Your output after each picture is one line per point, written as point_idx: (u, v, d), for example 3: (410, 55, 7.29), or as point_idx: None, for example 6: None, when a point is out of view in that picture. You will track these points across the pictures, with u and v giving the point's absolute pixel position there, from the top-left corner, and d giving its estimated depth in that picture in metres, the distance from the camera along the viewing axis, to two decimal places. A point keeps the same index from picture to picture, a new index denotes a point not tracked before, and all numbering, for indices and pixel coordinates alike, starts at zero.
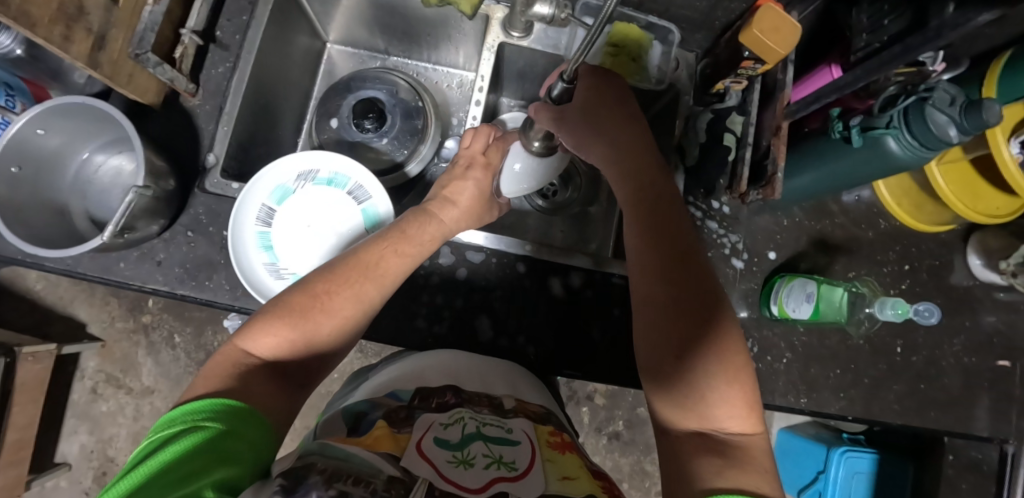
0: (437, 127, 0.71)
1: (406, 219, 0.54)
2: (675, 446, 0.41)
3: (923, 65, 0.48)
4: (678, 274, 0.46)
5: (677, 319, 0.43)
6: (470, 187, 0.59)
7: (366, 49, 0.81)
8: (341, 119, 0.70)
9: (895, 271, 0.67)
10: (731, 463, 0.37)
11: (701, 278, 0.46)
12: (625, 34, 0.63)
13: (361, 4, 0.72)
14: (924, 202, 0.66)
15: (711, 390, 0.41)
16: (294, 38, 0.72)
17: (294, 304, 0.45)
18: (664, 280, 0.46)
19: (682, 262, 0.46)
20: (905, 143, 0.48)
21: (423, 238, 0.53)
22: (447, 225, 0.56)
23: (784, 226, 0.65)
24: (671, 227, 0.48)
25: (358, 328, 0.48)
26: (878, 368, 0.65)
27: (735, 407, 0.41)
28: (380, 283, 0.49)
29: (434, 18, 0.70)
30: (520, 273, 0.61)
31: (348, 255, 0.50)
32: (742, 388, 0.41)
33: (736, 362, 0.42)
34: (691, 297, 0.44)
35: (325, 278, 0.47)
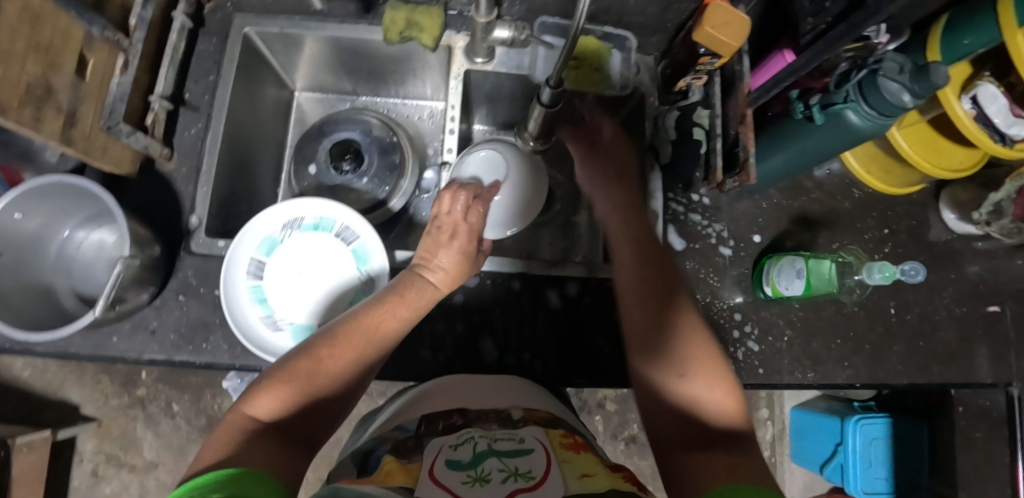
0: (414, 161, 0.73)
1: (399, 280, 0.54)
2: (670, 449, 0.42)
3: (868, 39, 0.53)
4: (656, 282, 0.50)
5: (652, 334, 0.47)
6: (452, 253, 0.55)
7: (334, 92, 0.82)
8: (319, 164, 0.70)
9: (875, 236, 0.70)
10: (723, 453, 0.38)
11: (670, 292, 0.49)
12: (585, 47, 0.65)
13: (324, 52, 0.72)
14: (892, 167, 0.68)
15: (692, 384, 0.44)
16: (261, 90, 0.73)
17: (299, 370, 0.45)
18: (643, 287, 0.49)
19: (653, 279, 0.50)
20: (864, 114, 0.50)
21: (422, 299, 0.53)
22: (440, 289, 0.55)
23: (764, 208, 0.67)
24: (646, 241, 0.53)
25: (354, 386, 0.48)
26: (877, 332, 0.67)
27: (718, 396, 0.43)
28: (376, 342, 0.49)
29: (396, 55, 0.71)
30: (515, 290, 0.61)
31: (345, 319, 0.50)
32: (722, 380, 0.44)
33: (708, 359, 0.45)
34: (669, 300, 0.48)
35: (322, 343, 0.47)
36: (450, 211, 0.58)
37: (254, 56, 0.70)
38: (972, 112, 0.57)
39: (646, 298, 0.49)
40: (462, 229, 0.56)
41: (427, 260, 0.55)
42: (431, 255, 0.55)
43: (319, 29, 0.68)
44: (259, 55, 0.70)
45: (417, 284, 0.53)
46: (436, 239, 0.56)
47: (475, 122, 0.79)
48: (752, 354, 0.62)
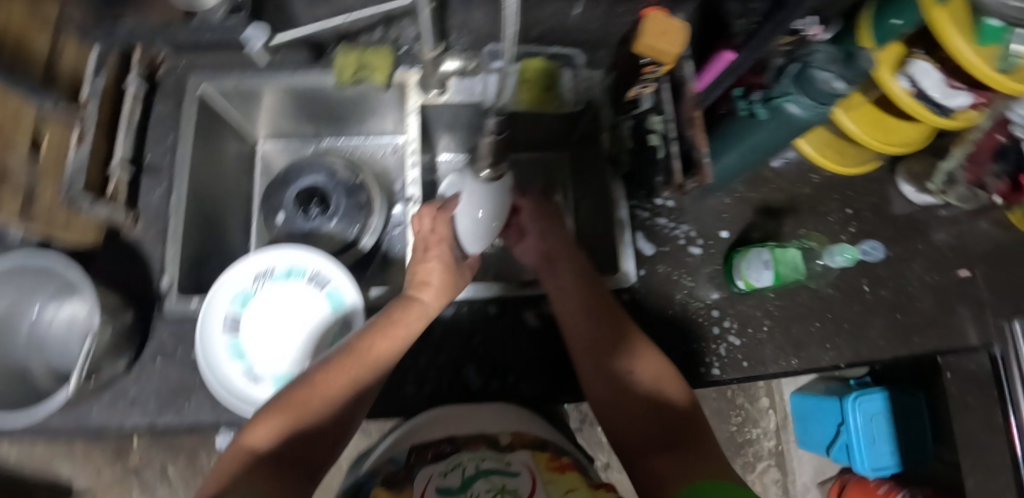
0: (382, 198, 0.73)
1: (393, 307, 0.54)
2: (640, 452, 0.48)
3: (801, 32, 0.51)
4: (592, 299, 0.55)
5: (607, 352, 0.53)
6: (439, 266, 0.57)
7: (296, 138, 0.82)
8: (287, 211, 0.71)
9: (838, 217, 0.72)
10: (684, 455, 0.45)
11: (613, 314, 0.55)
12: (534, 69, 0.66)
13: (280, 102, 0.73)
14: (845, 149, 0.70)
15: (645, 384, 0.52)
16: (224, 145, 0.73)
17: (296, 398, 0.47)
18: (583, 307, 0.55)
19: (600, 302, 0.56)
20: (803, 105, 0.52)
21: (411, 320, 0.53)
22: (430, 306, 0.55)
23: (728, 203, 0.68)
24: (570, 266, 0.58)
25: (349, 412, 0.48)
26: (854, 310, 0.68)
27: (665, 389, 0.51)
28: (372, 365, 0.49)
29: (353, 99, 0.73)
30: (492, 315, 0.61)
31: (344, 346, 0.51)
32: (667, 372, 0.52)
33: (659, 370, 0.52)
34: (607, 314, 0.55)
35: (320, 370, 0.49)
36: (434, 231, 0.58)
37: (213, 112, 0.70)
38: (909, 88, 0.59)
39: (587, 316, 0.54)
40: (435, 239, 0.58)
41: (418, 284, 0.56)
42: (424, 275, 0.56)
43: (275, 78, 0.68)
44: (217, 111, 0.71)
45: (414, 307, 0.54)
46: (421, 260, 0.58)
47: (439, 154, 0.80)
48: (734, 349, 0.62)
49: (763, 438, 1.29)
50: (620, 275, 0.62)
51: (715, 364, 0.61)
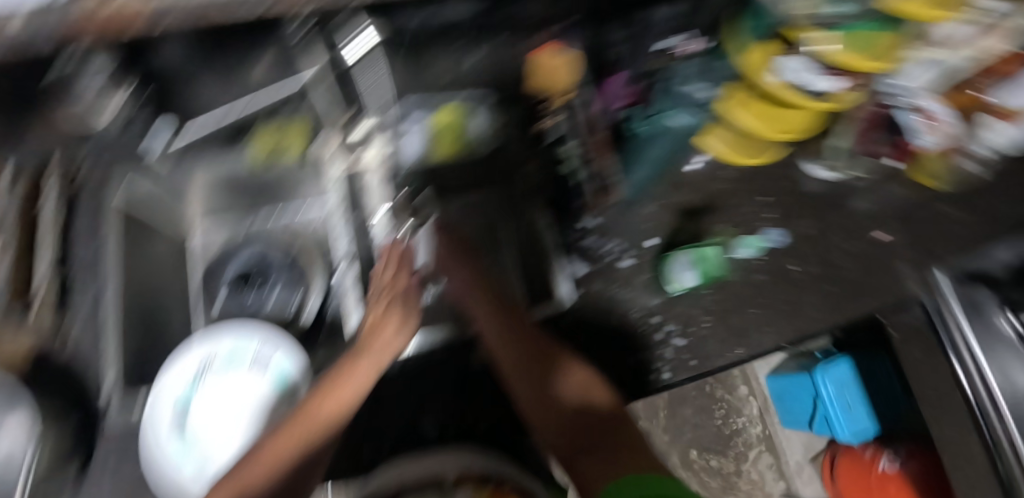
0: (319, 265, 0.75)
1: (343, 362, 0.54)
2: (580, 461, 0.56)
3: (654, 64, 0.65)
4: (515, 330, 0.62)
5: (536, 378, 0.60)
6: (399, 314, 0.58)
7: (230, 218, 0.80)
8: (228, 290, 0.72)
9: (756, 203, 0.74)
10: (618, 457, 0.54)
11: (542, 341, 0.63)
12: (446, 117, 0.72)
13: (213, 187, 0.75)
14: (754, 145, 0.74)
15: (574, 395, 0.60)
16: (153, 241, 0.71)
17: (243, 471, 0.46)
18: (508, 338, 0.61)
19: (525, 333, 0.62)
20: None
21: (362, 377, 0.52)
22: (383, 355, 0.55)
23: (652, 212, 0.72)
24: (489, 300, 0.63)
25: (297, 475, 0.48)
26: (789, 290, 0.71)
27: (587, 395, 0.61)
28: (324, 425, 0.49)
29: (282, 173, 0.75)
30: (437, 359, 0.63)
31: (293, 410, 0.51)
32: (592, 383, 0.61)
33: (586, 381, 0.61)
34: (531, 340, 0.62)
35: (269, 439, 0.48)
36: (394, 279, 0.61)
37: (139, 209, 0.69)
38: (785, 82, 0.66)
39: (512, 345, 0.61)
40: (392, 285, 0.60)
41: (374, 331, 0.57)
42: (381, 325, 0.57)
43: (206, 166, 0.72)
44: (143, 215, 0.69)
45: (371, 353, 0.54)
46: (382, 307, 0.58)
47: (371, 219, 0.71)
48: (681, 350, 0.66)
49: (749, 425, 1.33)
50: (556, 299, 0.67)
51: (664, 368, 0.65)
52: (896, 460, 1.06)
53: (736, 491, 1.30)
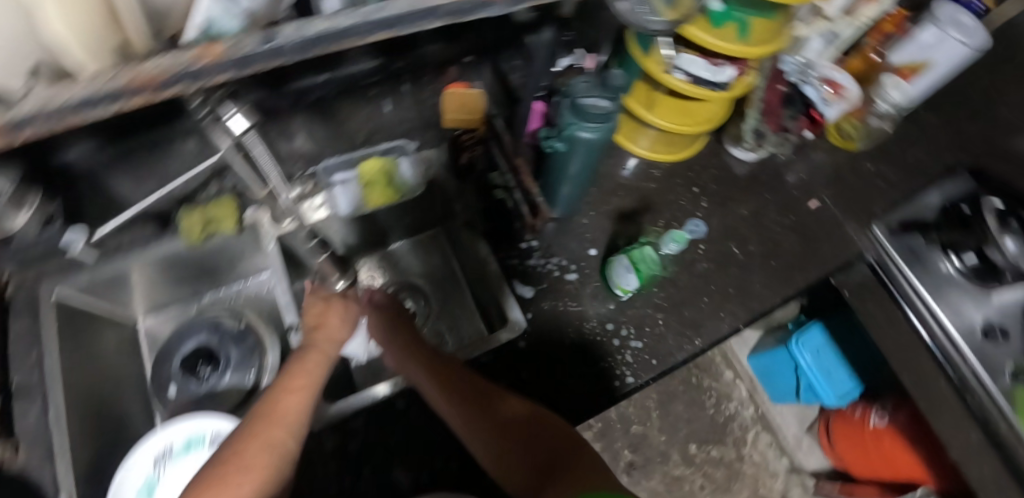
0: (270, 332, 0.76)
1: (295, 359, 0.54)
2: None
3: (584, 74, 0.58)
4: (449, 381, 0.55)
5: (479, 420, 0.52)
6: (338, 314, 0.61)
7: (176, 304, 0.81)
8: (177, 380, 0.71)
9: (688, 197, 0.79)
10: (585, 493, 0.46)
11: (476, 381, 0.56)
12: (372, 169, 0.70)
13: (154, 273, 0.73)
14: (672, 140, 0.79)
15: (525, 430, 0.53)
16: (100, 337, 0.71)
17: (210, 482, 0.42)
18: (447, 390, 0.54)
19: (457, 376, 0.56)
20: (591, 130, 0.56)
21: (311, 366, 0.53)
22: (329, 347, 0.57)
23: (588, 224, 0.74)
24: (421, 354, 0.59)
25: (276, 480, 0.43)
26: (732, 273, 0.74)
27: (544, 430, 0.53)
28: (286, 427, 0.46)
29: (219, 252, 0.74)
30: (400, 408, 0.61)
31: (251, 412, 0.48)
32: (541, 414, 0.54)
33: (535, 414, 0.54)
34: (470, 386, 0.55)
35: (233, 443, 0.45)
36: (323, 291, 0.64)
37: (76, 312, 0.67)
38: (686, 78, 0.66)
39: (452, 397, 0.53)
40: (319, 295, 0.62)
41: (317, 326, 0.59)
42: (323, 326, 0.59)
43: (139, 257, 0.69)
44: (85, 312, 0.68)
45: (315, 353, 0.55)
46: (320, 312, 0.60)
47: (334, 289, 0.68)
48: (639, 352, 0.66)
49: (741, 408, 1.34)
50: (511, 324, 0.66)
51: (627, 372, 0.64)
52: (884, 414, 1.06)
53: (743, 477, 1.30)
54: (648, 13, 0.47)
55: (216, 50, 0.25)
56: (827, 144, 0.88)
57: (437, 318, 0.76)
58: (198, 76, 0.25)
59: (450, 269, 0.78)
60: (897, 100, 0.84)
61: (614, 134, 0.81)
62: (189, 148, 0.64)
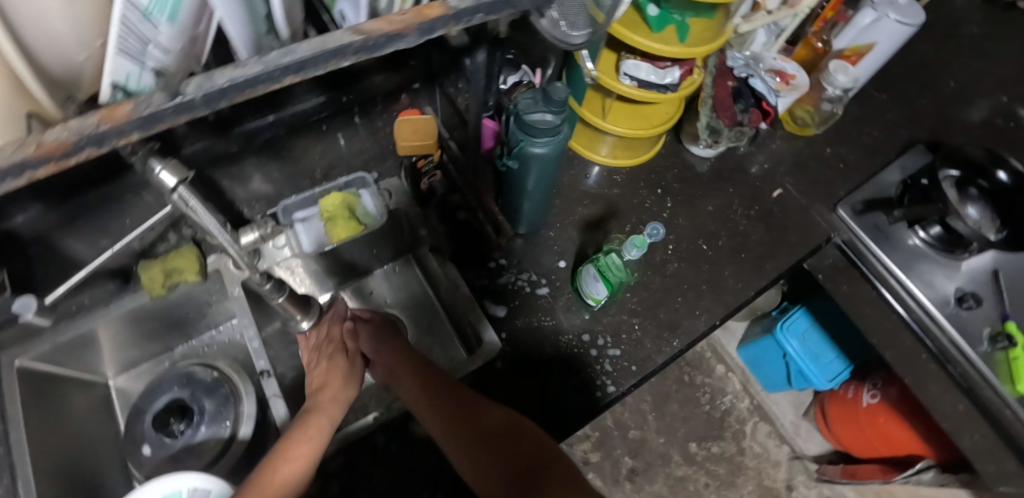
0: (244, 378, 0.73)
1: (292, 427, 0.51)
2: None
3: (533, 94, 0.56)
4: (434, 388, 0.55)
5: (457, 425, 0.51)
6: (337, 368, 0.58)
7: (147, 359, 0.78)
8: (152, 440, 0.69)
9: (652, 199, 0.80)
10: None
11: (456, 389, 0.55)
12: (332, 204, 0.69)
13: (121, 331, 0.70)
14: (632, 145, 0.79)
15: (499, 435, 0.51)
16: (71, 400, 0.68)
17: None
18: (430, 400, 0.54)
19: (441, 384, 0.55)
20: (540, 144, 0.57)
21: (309, 433, 0.50)
22: (332, 413, 0.54)
23: (554, 237, 0.75)
24: (411, 362, 0.58)
25: None
26: (703, 269, 0.74)
27: (523, 441, 0.50)
28: (287, 489, 0.45)
29: (184, 303, 0.72)
30: (382, 443, 0.60)
31: (245, 484, 0.46)
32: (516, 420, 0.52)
33: (513, 422, 0.52)
34: (452, 393, 0.54)
35: None
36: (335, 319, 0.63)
37: (43, 378, 0.64)
38: (633, 83, 0.67)
39: (437, 407, 0.53)
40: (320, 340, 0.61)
41: (320, 390, 0.56)
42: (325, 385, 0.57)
43: (104, 317, 0.67)
44: (52, 374, 0.66)
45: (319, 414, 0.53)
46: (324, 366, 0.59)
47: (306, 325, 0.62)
48: (618, 359, 0.66)
49: (737, 401, 1.34)
50: (485, 346, 0.64)
51: (607, 382, 0.64)
52: (876, 392, 1.06)
53: (746, 470, 1.29)
54: (577, 25, 0.38)
55: (120, 112, 0.24)
56: (785, 132, 0.89)
57: (418, 348, 0.72)
58: (105, 138, 0.25)
59: (424, 295, 0.76)
60: (846, 84, 0.82)
61: (575, 144, 0.82)
62: (143, 202, 0.63)
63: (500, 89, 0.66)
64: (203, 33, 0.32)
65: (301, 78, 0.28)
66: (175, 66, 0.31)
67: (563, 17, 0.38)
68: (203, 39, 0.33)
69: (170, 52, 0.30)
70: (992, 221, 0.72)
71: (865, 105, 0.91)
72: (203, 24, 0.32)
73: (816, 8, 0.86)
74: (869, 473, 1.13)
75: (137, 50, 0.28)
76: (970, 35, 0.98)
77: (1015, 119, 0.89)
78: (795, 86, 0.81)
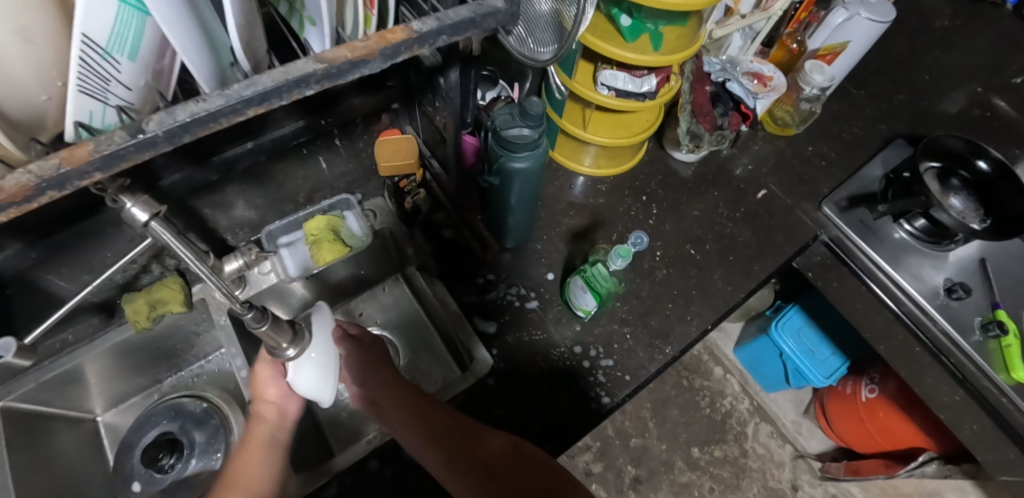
0: (235, 408, 0.73)
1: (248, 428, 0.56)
2: None
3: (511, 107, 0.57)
4: (428, 419, 0.52)
5: (455, 456, 0.49)
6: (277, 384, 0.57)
7: (136, 393, 0.76)
8: (142, 476, 0.67)
9: (638, 207, 0.80)
10: None
11: (449, 417, 0.53)
12: (317, 226, 0.67)
13: (108, 365, 0.68)
14: (615, 153, 0.80)
15: (496, 457, 0.48)
16: (57, 440, 0.66)
17: None
18: (423, 432, 0.51)
19: (433, 413, 0.53)
20: (519, 159, 0.57)
21: (261, 436, 0.54)
22: (273, 417, 0.56)
23: (542, 249, 0.75)
24: (401, 392, 0.56)
25: None
26: (692, 274, 0.74)
27: (521, 461, 0.47)
28: (250, 491, 0.50)
29: (172, 334, 0.71)
30: (376, 469, 0.59)
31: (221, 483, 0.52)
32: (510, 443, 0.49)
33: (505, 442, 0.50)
34: (445, 423, 0.52)
35: None
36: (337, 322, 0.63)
37: (28, 419, 0.63)
38: (611, 93, 0.67)
39: (431, 438, 0.50)
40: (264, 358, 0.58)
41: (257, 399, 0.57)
42: (261, 393, 0.57)
43: (89, 352, 0.65)
44: (36, 413, 0.64)
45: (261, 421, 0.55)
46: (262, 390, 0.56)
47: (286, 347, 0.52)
48: (611, 370, 0.65)
49: (736, 402, 1.33)
50: (477, 364, 0.63)
51: (602, 393, 0.63)
52: (874, 386, 1.06)
53: (751, 472, 1.28)
54: (543, 42, 0.39)
55: (81, 153, 0.24)
56: (766, 133, 0.89)
57: (411, 368, 0.72)
58: (66, 180, 0.24)
59: (414, 313, 0.76)
60: (823, 83, 0.82)
61: (558, 154, 0.82)
62: (125, 234, 0.63)
63: (478, 104, 0.67)
64: (167, 66, 0.33)
65: (264, 109, 0.28)
66: (139, 102, 0.31)
67: (530, 35, 0.40)
68: (167, 74, 0.33)
69: (134, 88, 0.30)
70: (977, 212, 0.72)
71: (844, 102, 0.92)
72: (166, 58, 0.32)
73: (789, 10, 0.87)
74: (873, 468, 1.10)
75: (99, 88, 0.27)
76: (942, 28, 1.00)
77: (990, 109, 0.90)
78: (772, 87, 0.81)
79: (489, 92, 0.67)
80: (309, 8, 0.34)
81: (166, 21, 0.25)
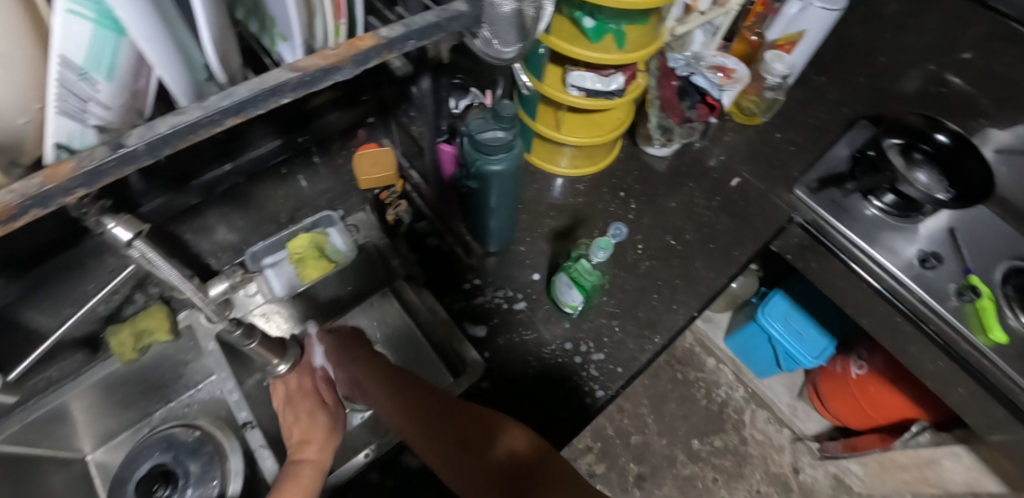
0: (228, 433, 0.71)
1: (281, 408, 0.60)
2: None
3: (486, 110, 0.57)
4: (419, 403, 0.54)
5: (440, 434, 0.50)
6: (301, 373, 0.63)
7: (125, 428, 0.74)
8: None
9: (616, 203, 0.82)
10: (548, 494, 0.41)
11: (437, 397, 0.54)
12: (300, 245, 0.69)
13: (95, 400, 0.67)
14: (591, 153, 0.81)
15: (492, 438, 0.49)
16: (46, 481, 0.64)
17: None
18: (408, 412, 0.53)
19: (421, 395, 0.55)
20: (497, 161, 0.58)
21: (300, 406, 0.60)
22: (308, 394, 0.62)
23: (526, 251, 0.76)
24: (388, 385, 0.57)
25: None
26: (675, 264, 0.76)
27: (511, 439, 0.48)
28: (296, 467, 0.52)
29: (157, 364, 0.70)
30: (376, 482, 0.58)
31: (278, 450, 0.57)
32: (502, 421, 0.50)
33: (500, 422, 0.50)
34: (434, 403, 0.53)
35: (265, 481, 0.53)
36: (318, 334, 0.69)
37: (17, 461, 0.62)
38: (581, 93, 0.69)
39: (417, 418, 0.52)
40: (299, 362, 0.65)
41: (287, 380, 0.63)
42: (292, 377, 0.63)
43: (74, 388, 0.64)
44: (25, 455, 0.63)
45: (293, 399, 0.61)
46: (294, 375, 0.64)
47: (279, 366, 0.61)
48: (603, 363, 0.66)
49: (732, 391, 1.35)
50: (470, 367, 0.64)
51: (596, 387, 0.64)
52: (862, 363, 1.08)
53: (752, 460, 1.29)
54: (508, 43, 0.40)
55: (64, 170, 0.24)
56: (734, 124, 0.92)
57: None
58: (50, 197, 0.25)
59: (404, 325, 0.76)
60: (783, 72, 0.85)
61: (535, 158, 0.84)
62: (105, 264, 0.62)
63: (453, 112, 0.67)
64: (144, 87, 0.33)
65: (242, 119, 0.29)
66: (117, 121, 0.31)
67: (495, 36, 0.39)
68: (144, 94, 0.34)
69: (112, 108, 0.30)
70: (941, 185, 0.74)
71: (806, 90, 0.96)
72: (142, 79, 0.33)
73: (747, 4, 0.90)
74: (870, 443, 1.15)
75: (77, 109, 0.28)
76: None
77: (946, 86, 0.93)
78: (732, 78, 0.84)
79: (461, 99, 0.68)
80: (280, 24, 0.35)
81: (144, 38, 0.26)
